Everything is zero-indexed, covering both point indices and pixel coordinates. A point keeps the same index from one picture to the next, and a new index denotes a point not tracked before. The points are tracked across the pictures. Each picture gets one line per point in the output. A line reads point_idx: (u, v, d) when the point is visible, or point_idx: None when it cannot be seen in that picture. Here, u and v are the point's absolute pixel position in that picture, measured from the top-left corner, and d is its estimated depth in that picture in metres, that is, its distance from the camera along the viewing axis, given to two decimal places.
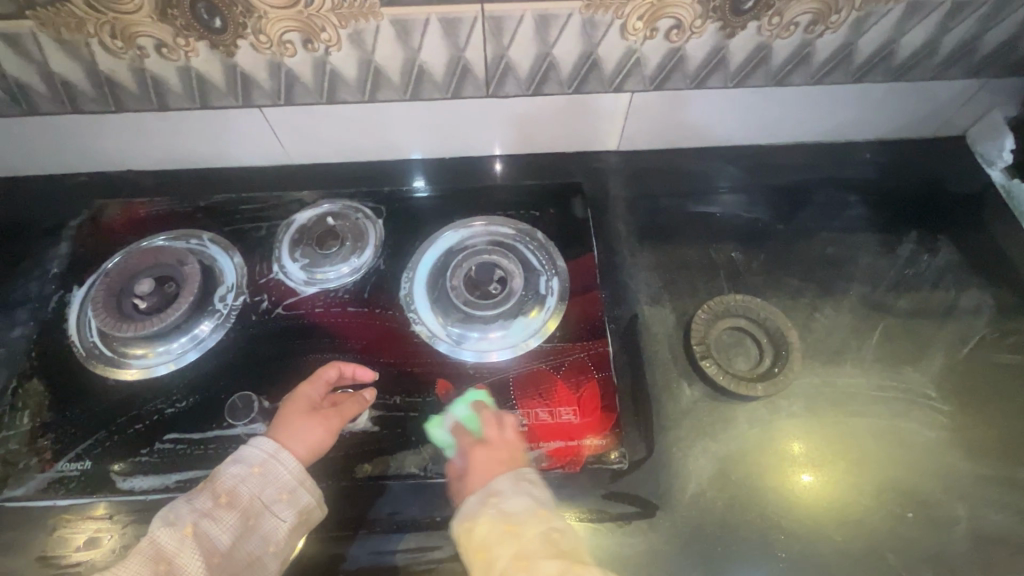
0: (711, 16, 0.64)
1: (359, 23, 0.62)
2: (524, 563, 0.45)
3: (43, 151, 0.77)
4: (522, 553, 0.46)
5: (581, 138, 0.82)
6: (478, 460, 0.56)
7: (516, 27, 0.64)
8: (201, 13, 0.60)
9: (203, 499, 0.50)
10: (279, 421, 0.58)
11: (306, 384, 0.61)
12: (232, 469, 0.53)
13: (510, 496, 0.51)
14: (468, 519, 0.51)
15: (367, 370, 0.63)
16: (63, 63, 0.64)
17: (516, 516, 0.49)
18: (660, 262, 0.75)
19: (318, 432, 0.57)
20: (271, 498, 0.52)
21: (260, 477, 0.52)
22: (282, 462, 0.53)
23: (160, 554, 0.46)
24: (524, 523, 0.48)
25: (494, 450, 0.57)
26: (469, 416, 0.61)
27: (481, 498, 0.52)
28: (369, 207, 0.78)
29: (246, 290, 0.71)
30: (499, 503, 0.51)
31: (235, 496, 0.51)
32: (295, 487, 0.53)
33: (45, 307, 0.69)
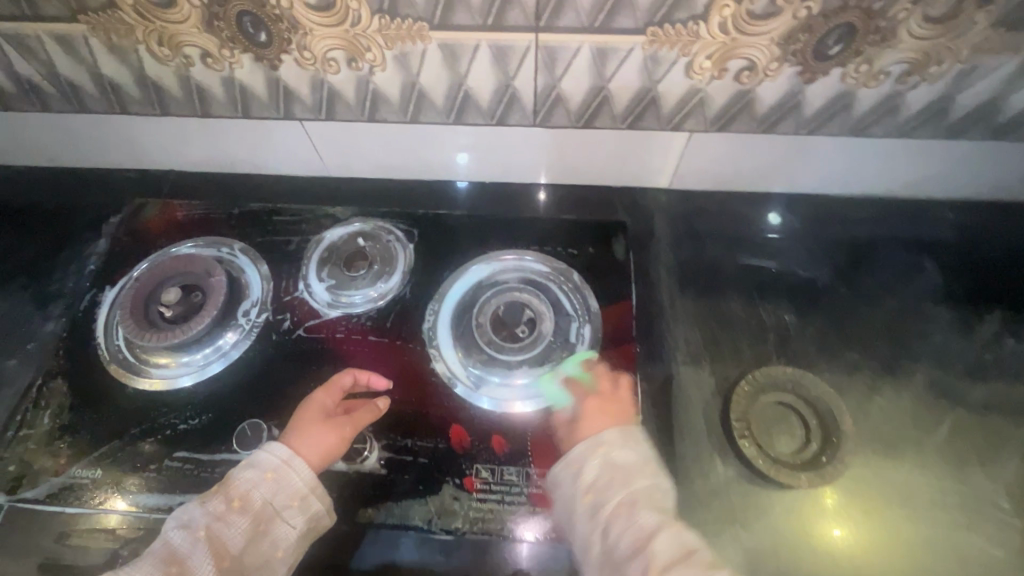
0: (790, 60, 0.58)
1: (406, 45, 0.59)
2: (629, 511, 0.48)
3: (90, 145, 0.77)
4: (631, 499, 0.49)
5: (630, 172, 0.76)
6: (587, 412, 0.58)
7: (572, 59, 0.59)
8: (247, 27, 0.58)
9: (216, 502, 0.51)
10: (293, 427, 0.57)
11: (321, 390, 0.61)
12: (247, 474, 0.53)
13: (622, 446, 0.53)
14: (575, 464, 0.52)
15: (381, 377, 0.63)
16: (112, 66, 0.64)
17: (629, 468, 0.51)
18: (703, 318, 0.69)
19: (333, 439, 0.56)
20: (281, 504, 0.52)
21: (272, 483, 0.52)
22: (296, 469, 0.53)
23: (173, 557, 0.48)
24: (636, 476, 0.51)
25: (607, 403, 0.59)
26: (581, 371, 0.63)
27: (591, 445, 0.53)
28: (402, 229, 0.75)
29: (270, 306, 0.70)
30: (608, 454, 0.52)
31: (248, 501, 0.51)
32: (306, 495, 0.53)
33: (77, 304, 0.70)
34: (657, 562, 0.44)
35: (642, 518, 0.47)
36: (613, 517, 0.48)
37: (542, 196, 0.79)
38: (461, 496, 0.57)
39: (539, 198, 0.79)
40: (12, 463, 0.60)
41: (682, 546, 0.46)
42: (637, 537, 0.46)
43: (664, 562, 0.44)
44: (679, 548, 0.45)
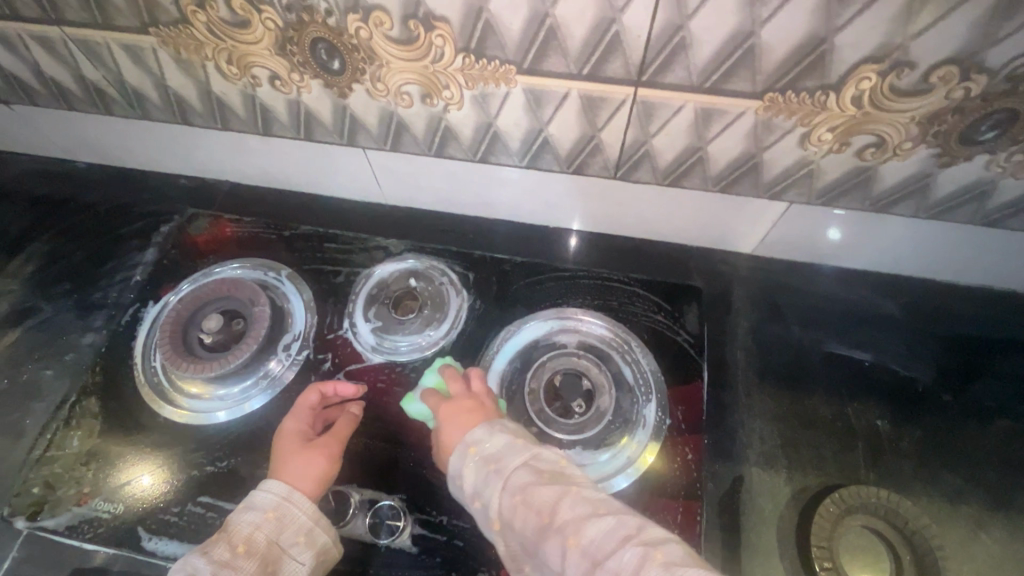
0: (928, 141, 0.50)
1: (488, 87, 0.53)
2: (519, 488, 0.41)
3: (148, 149, 0.75)
4: (512, 482, 0.42)
5: (710, 234, 0.69)
6: (447, 418, 0.52)
7: (671, 117, 0.52)
8: (321, 54, 0.54)
9: (219, 550, 0.45)
10: (279, 461, 0.54)
11: (290, 417, 0.58)
12: (247, 517, 0.48)
13: (485, 436, 0.46)
14: (456, 478, 0.46)
15: (348, 385, 0.60)
16: (178, 79, 0.61)
17: (501, 449, 0.45)
18: (781, 412, 0.62)
19: (326, 457, 0.54)
20: (288, 542, 0.48)
21: (275, 521, 0.48)
22: (298, 503, 0.50)
23: None
24: (516, 452, 0.44)
25: (461, 402, 0.53)
26: (443, 381, 0.58)
27: (462, 454, 0.46)
28: (456, 271, 0.70)
29: (311, 343, 0.66)
30: (479, 452, 0.45)
31: (252, 544, 0.46)
32: (311, 528, 0.49)
33: (119, 318, 0.68)
34: (569, 535, 0.38)
35: (537, 493, 0.40)
36: (511, 507, 0.41)
37: (573, 241, 0.73)
38: None
39: (570, 244, 0.73)
40: (36, 486, 0.58)
41: (594, 506, 0.39)
42: (538, 518, 0.39)
43: (577, 529, 0.38)
44: (587, 509, 0.39)
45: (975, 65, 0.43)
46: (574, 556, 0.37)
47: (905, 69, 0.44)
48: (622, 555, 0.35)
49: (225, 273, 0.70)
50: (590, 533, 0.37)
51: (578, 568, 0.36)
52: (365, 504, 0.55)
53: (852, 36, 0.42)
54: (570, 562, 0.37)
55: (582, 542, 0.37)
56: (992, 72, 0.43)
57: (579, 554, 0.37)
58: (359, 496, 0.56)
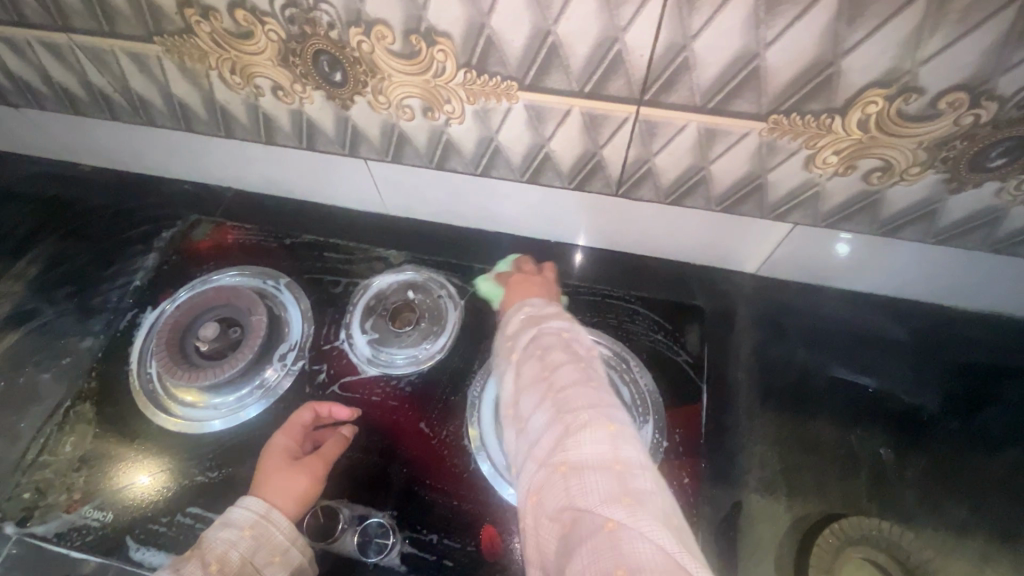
0: (937, 166, 0.49)
1: (490, 102, 0.53)
2: (542, 351, 0.46)
3: (153, 154, 0.76)
4: (540, 343, 0.47)
5: (713, 252, 0.68)
6: (515, 287, 0.62)
7: (674, 136, 0.52)
8: (323, 66, 0.54)
9: (191, 567, 0.44)
10: (263, 478, 0.53)
11: (279, 434, 0.57)
12: (222, 533, 0.48)
13: (541, 305, 0.54)
14: (504, 324, 0.54)
15: (344, 407, 0.60)
16: (183, 87, 0.62)
17: (544, 316, 0.51)
18: (781, 437, 0.61)
19: (308, 478, 0.54)
20: (262, 561, 0.47)
21: (252, 539, 0.48)
22: (274, 522, 0.49)
23: None
24: (552, 325, 0.49)
25: (533, 279, 0.63)
26: (512, 267, 0.69)
27: (517, 309, 0.55)
28: (454, 284, 0.69)
29: (307, 353, 0.65)
30: (529, 310, 0.53)
31: (226, 563, 0.46)
32: (287, 548, 0.49)
33: (117, 323, 0.68)
34: (553, 387, 0.42)
35: (552, 356, 0.45)
36: (527, 356, 0.46)
37: (577, 256, 0.72)
38: None
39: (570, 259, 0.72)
40: (27, 491, 0.58)
41: (587, 378, 0.42)
42: (540, 372, 0.44)
43: (561, 387, 0.41)
44: (579, 378, 0.42)
45: (986, 91, 0.42)
46: (546, 403, 0.41)
47: (913, 95, 0.43)
48: (582, 417, 0.39)
49: (224, 281, 0.70)
50: (572, 391, 0.41)
51: (543, 414, 0.41)
52: (354, 519, 0.55)
53: (860, 60, 0.42)
54: (542, 405, 0.41)
55: (558, 396, 0.41)
56: (1003, 99, 0.42)
57: (550, 403, 0.41)
58: (349, 512, 0.55)
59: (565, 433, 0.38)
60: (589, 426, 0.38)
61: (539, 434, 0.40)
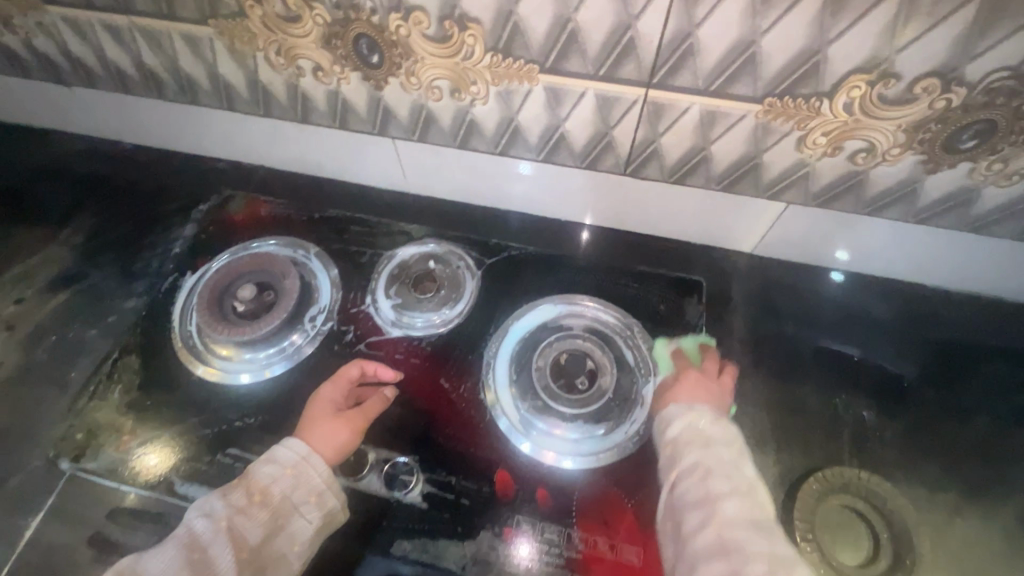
0: (914, 147, 0.54)
1: (513, 84, 0.58)
2: (703, 471, 0.49)
3: (193, 133, 0.81)
4: (702, 461, 0.50)
5: (713, 232, 0.74)
6: (688, 380, 0.61)
7: (678, 117, 0.57)
8: (362, 48, 0.59)
9: (237, 495, 0.52)
10: (304, 424, 0.59)
11: (327, 387, 0.63)
12: (267, 469, 0.54)
13: (709, 420, 0.54)
14: (664, 420, 0.56)
15: (389, 370, 0.65)
16: (230, 68, 0.67)
17: (712, 436, 0.52)
18: (772, 399, 0.66)
19: (341, 430, 0.59)
20: (299, 500, 0.53)
21: (292, 478, 0.54)
22: (314, 466, 0.54)
23: (195, 543, 0.49)
24: (716, 446, 0.51)
25: (706, 381, 0.61)
26: (694, 348, 0.67)
27: (683, 407, 0.56)
28: (472, 257, 0.75)
29: (335, 316, 0.71)
30: (694, 420, 0.54)
31: (267, 495, 0.52)
32: (323, 491, 0.54)
33: (159, 286, 0.74)
34: (720, 523, 0.45)
35: (715, 480, 0.48)
36: (687, 473, 0.50)
37: (585, 235, 0.77)
38: (498, 546, 0.56)
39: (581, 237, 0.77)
40: (80, 432, 0.63)
41: (753, 518, 0.45)
42: (703, 494, 0.47)
43: (726, 522, 0.44)
44: (745, 517, 0.45)
45: (955, 78, 0.48)
46: (714, 537, 0.44)
47: (891, 80, 0.49)
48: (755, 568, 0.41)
49: (262, 248, 0.75)
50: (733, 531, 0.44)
51: (708, 545, 0.44)
52: (379, 466, 0.60)
53: (845, 48, 0.47)
54: (704, 536, 0.45)
55: (724, 530, 0.44)
56: (970, 84, 0.48)
57: (715, 536, 0.44)
58: (375, 455, 0.60)
59: None
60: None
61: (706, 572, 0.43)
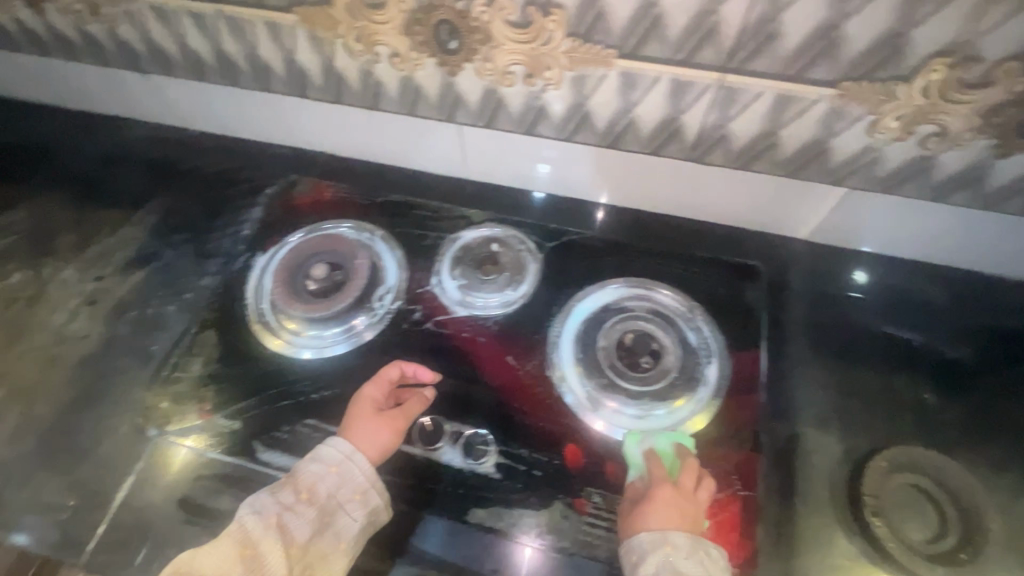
0: (988, 132, 0.55)
1: (588, 69, 0.60)
2: None
3: (260, 120, 0.84)
4: None
5: (771, 218, 0.75)
6: (660, 499, 0.54)
7: (751, 102, 0.59)
8: (442, 34, 0.62)
9: (285, 493, 0.54)
10: (348, 420, 0.60)
11: (369, 384, 0.63)
12: (312, 467, 0.56)
13: (687, 563, 0.50)
14: (635, 552, 0.52)
15: (427, 370, 0.65)
16: (307, 54, 0.70)
17: None
18: (833, 381, 0.67)
19: (381, 432, 0.59)
20: (345, 497, 0.55)
21: (336, 476, 0.56)
22: (357, 464, 0.57)
23: (247, 539, 0.51)
24: None
25: (680, 499, 0.55)
26: (672, 454, 0.59)
27: (656, 544, 0.52)
28: (533, 240, 0.77)
29: (403, 296, 0.73)
30: (671, 558, 0.51)
31: (314, 493, 0.55)
32: (366, 489, 0.56)
33: (232, 265, 0.76)
34: None
35: None
36: None
37: (598, 214, 0.79)
38: (570, 517, 0.58)
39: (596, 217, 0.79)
40: (165, 401, 0.66)
41: None
42: None
43: None
44: None
45: None
46: None
47: (972, 63, 0.50)
48: None
49: (336, 231, 0.78)
50: None
51: None
52: (454, 437, 0.62)
53: (928, 31, 0.49)
54: None
55: None
56: None
57: None
58: (449, 427, 0.63)
59: None
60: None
61: None
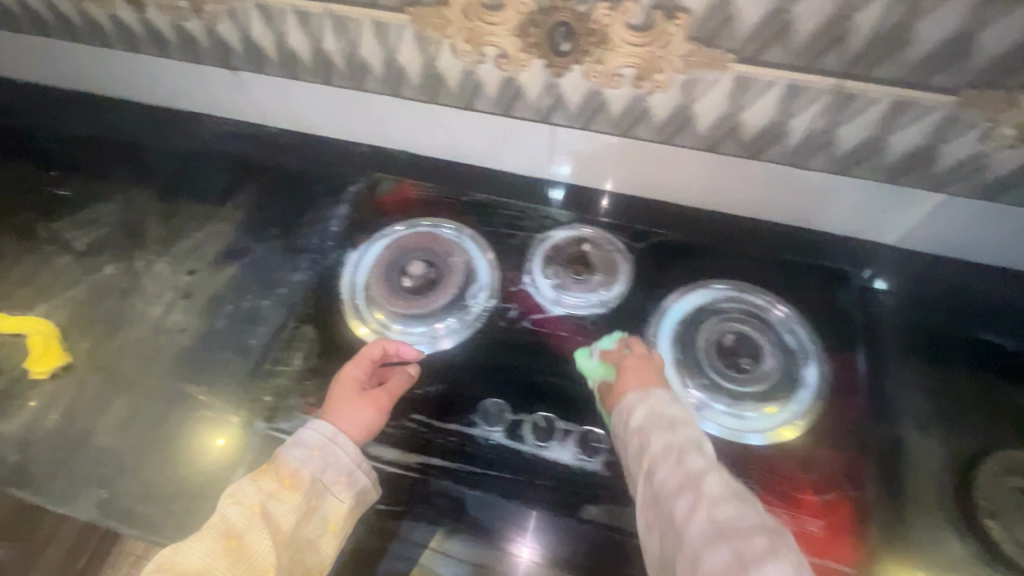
0: None
1: (702, 72, 0.61)
2: (678, 453, 0.49)
3: (346, 118, 0.85)
4: (674, 442, 0.51)
5: (859, 224, 0.76)
6: (628, 369, 0.61)
7: (865, 108, 0.59)
8: (557, 36, 0.62)
9: (268, 480, 0.53)
10: (329, 402, 0.61)
11: (352, 364, 0.65)
12: (294, 451, 0.55)
13: (668, 402, 0.55)
14: (627, 411, 0.56)
15: (409, 347, 0.67)
16: (410, 55, 0.71)
17: (674, 418, 0.54)
18: (931, 386, 0.67)
19: (365, 411, 0.61)
20: (330, 479, 0.54)
21: (320, 459, 0.55)
22: (341, 445, 0.56)
23: (232, 530, 0.50)
24: (683, 425, 0.52)
25: (644, 364, 0.62)
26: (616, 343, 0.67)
27: (640, 396, 0.57)
28: (623, 242, 0.78)
29: (497, 294, 0.74)
30: (657, 404, 0.55)
31: (298, 478, 0.53)
32: (352, 470, 0.56)
33: (324, 260, 0.77)
34: (706, 498, 0.45)
35: (691, 458, 0.48)
36: (663, 459, 0.50)
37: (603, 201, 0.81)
38: None
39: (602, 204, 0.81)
40: (269, 394, 0.66)
41: (733, 490, 0.46)
42: (683, 476, 0.47)
43: (711, 499, 0.44)
44: (727, 489, 0.46)
45: None
46: (703, 516, 0.43)
47: None
48: (757, 545, 0.40)
49: (442, 233, 0.78)
50: (721, 508, 0.44)
51: (702, 528, 0.43)
52: (565, 435, 0.63)
53: None
54: (694, 518, 0.44)
55: (711, 509, 0.44)
56: None
57: (705, 517, 0.43)
58: (561, 426, 0.63)
59: (740, 562, 0.39)
60: (774, 560, 0.39)
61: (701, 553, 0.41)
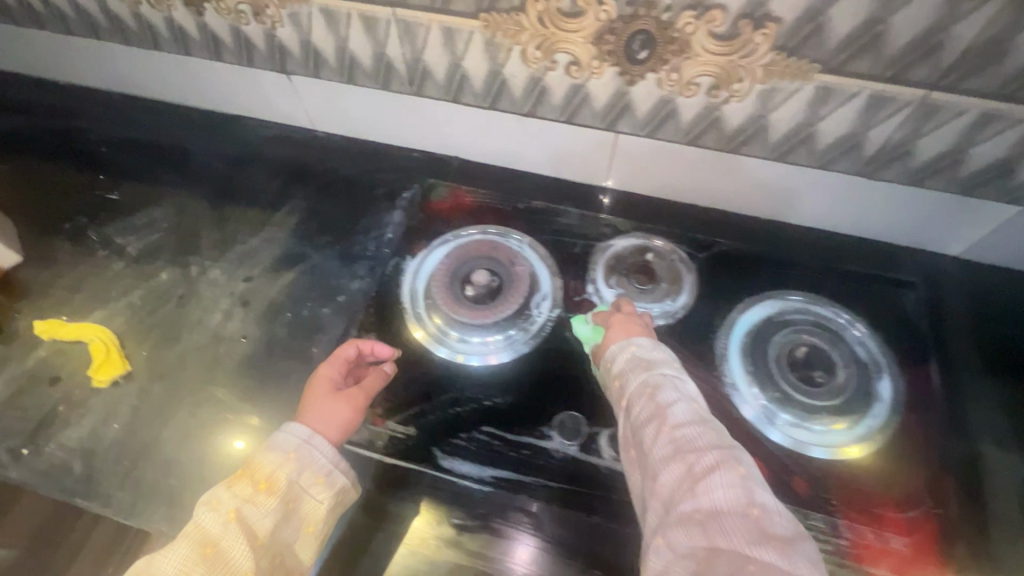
0: None
1: (783, 82, 0.60)
2: (652, 390, 0.53)
3: (399, 123, 0.84)
4: (653, 381, 0.54)
5: (925, 235, 0.75)
6: (615, 324, 0.64)
7: (950, 120, 0.59)
8: (634, 45, 0.62)
9: (242, 485, 0.49)
10: (305, 403, 0.59)
11: (327, 364, 0.62)
12: (270, 455, 0.51)
13: (647, 346, 0.59)
14: (610, 359, 0.60)
15: (384, 347, 0.66)
16: (476, 61, 0.70)
17: (653, 361, 0.57)
18: (1006, 401, 0.67)
19: (340, 408, 0.58)
20: (307, 482, 0.51)
21: (297, 461, 0.51)
22: (318, 446, 0.53)
23: (205, 538, 0.45)
24: (660, 366, 0.56)
25: (630, 320, 0.64)
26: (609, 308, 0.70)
27: (621, 343, 0.60)
28: (685, 251, 0.77)
29: (560, 304, 0.73)
30: (636, 349, 0.59)
31: (275, 480, 0.49)
32: (331, 470, 0.52)
33: (382, 268, 0.76)
34: (671, 422, 0.49)
35: (663, 394, 0.52)
36: (639, 397, 0.54)
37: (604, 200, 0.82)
38: None
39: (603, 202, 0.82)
40: None
41: (698, 416, 0.50)
42: (654, 408, 0.51)
43: (677, 427, 0.49)
44: (693, 415, 0.50)
45: None
46: (667, 440, 0.48)
47: None
48: (708, 459, 0.45)
49: (511, 244, 0.77)
50: (684, 432, 0.48)
51: (665, 448, 0.48)
52: None
53: None
54: (659, 441, 0.48)
55: (674, 433, 0.48)
56: None
57: (670, 441, 0.48)
58: None
59: (692, 476, 0.44)
60: (720, 472, 0.44)
61: (664, 473, 0.46)
